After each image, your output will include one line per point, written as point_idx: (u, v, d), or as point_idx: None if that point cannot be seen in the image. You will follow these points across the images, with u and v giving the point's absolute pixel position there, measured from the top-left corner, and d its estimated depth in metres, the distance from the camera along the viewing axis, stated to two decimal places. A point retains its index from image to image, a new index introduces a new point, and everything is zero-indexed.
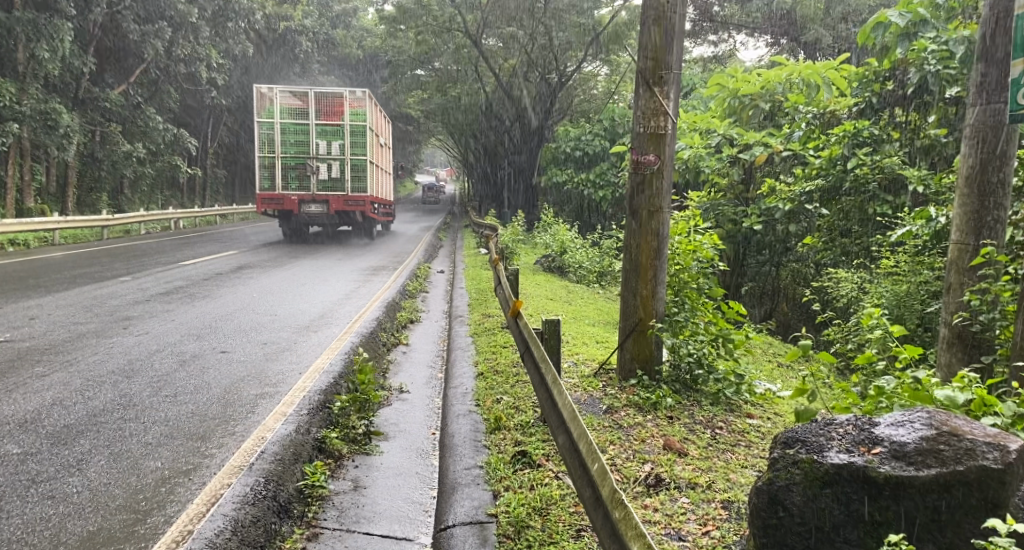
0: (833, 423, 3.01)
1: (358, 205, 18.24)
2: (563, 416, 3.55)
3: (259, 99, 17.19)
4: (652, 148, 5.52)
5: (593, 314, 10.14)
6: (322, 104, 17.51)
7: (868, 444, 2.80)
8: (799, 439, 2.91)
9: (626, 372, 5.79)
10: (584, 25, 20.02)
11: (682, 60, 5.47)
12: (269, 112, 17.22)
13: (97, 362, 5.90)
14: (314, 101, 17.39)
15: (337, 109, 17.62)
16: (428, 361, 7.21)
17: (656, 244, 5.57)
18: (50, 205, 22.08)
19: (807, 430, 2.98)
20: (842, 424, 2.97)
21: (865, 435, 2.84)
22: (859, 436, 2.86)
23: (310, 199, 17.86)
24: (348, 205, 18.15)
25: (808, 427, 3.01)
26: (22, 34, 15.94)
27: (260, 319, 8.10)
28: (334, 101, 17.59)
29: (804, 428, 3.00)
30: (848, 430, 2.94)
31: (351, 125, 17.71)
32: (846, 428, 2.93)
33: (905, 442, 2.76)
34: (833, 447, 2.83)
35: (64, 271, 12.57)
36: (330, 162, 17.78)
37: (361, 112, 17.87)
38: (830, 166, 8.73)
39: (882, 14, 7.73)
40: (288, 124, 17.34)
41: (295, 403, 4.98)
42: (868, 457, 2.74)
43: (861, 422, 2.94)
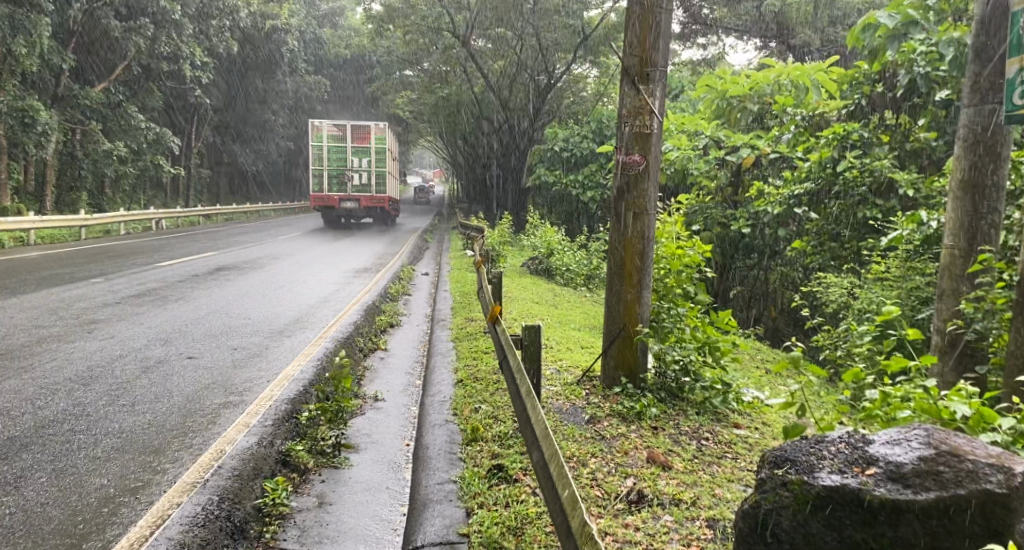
0: (824, 441, 2.80)
1: (380, 203, 23.46)
2: (538, 431, 3.33)
3: (310, 129, 22.37)
4: (637, 148, 5.31)
5: (580, 318, 9.91)
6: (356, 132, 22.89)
7: (861, 464, 2.61)
8: (789, 458, 2.72)
9: (609, 380, 5.57)
10: (573, 27, 20.00)
11: (669, 56, 5.26)
12: (318, 138, 22.38)
13: (54, 369, 5.63)
14: (350, 131, 22.78)
15: (365, 136, 22.97)
16: (406, 367, 6.96)
17: (641, 247, 5.37)
18: (27, 204, 21.62)
19: (796, 448, 2.78)
20: (834, 442, 2.78)
21: (859, 455, 2.65)
22: (853, 455, 2.67)
23: (347, 198, 23.11)
24: (374, 202, 23.41)
25: (798, 444, 2.82)
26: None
27: (233, 323, 7.84)
28: (365, 131, 22.98)
29: (794, 446, 2.81)
30: (841, 448, 2.74)
31: (376, 147, 22.99)
32: (838, 446, 2.74)
33: (901, 463, 2.56)
34: (825, 467, 2.63)
35: (36, 272, 12.24)
36: (361, 173, 23.06)
37: (382, 137, 23.08)
38: (820, 169, 8.57)
39: (870, 15, 7.25)
40: (331, 146, 22.53)
41: (260, 413, 4.74)
42: (862, 479, 2.54)
43: (853, 440, 2.74)
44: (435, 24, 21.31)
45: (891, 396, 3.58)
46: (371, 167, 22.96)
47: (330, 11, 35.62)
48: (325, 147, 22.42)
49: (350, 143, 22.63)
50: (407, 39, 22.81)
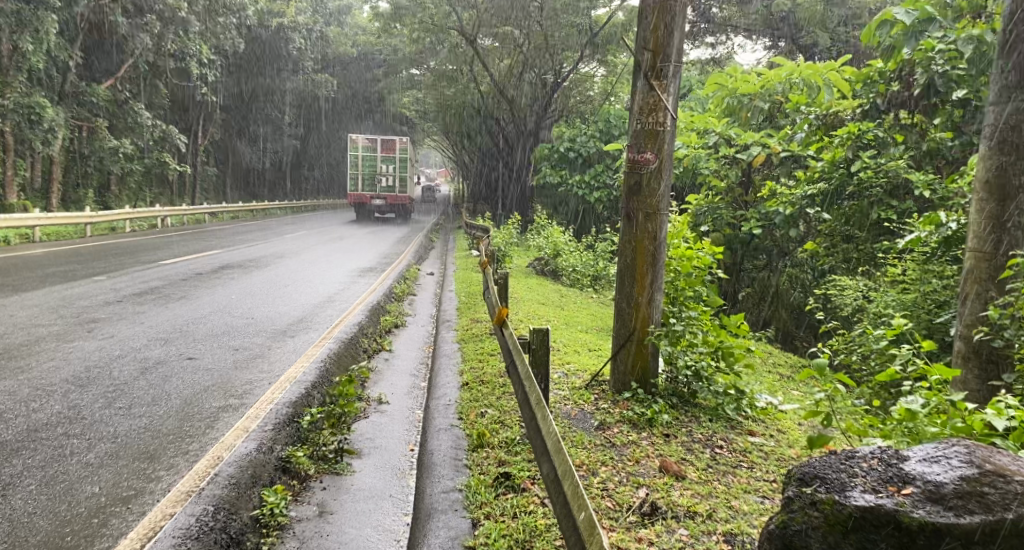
0: (855, 456, 2.81)
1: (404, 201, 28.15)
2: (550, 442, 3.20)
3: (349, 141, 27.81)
4: (649, 146, 5.17)
5: (586, 320, 9.75)
6: (384, 144, 28.31)
7: (897, 484, 2.63)
8: (818, 477, 2.76)
9: (619, 385, 5.42)
10: (579, 26, 19.64)
11: (683, 51, 5.11)
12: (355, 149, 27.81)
13: (51, 369, 5.52)
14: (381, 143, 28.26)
15: (392, 146, 28.44)
16: (411, 369, 6.82)
17: (652, 248, 5.22)
18: (34, 201, 21.54)
19: (824, 465, 2.81)
20: (865, 457, 2.79)
21: (894, 473, 2.68)
22: (888, 473, 2.69)
23: (377, 197, 27.92)
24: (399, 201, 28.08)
25: (827, 461, 2.83)
26: (4, 26, 15.44)
27: (235, 323, 7.72)
28: (391, 143, 28.48)
29: (822, 463, 2.83)
30: (874, 464, 2.75)
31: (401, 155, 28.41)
32: (870, 462, 2.76)
33: (941, 483, 2.58)
34: (857, 487, 2.66)
35: (39, 269, 12.13)
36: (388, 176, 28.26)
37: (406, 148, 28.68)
38: (833, 169, 8.37)
39: (887, 13, 7.25)
40: (365, 155, 27.91)
41: (261, 417, 4.60)
42: (899, 499, 2.57)
43: (887, 457, 2.76)
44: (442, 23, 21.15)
45: (918, 411, 3.40)
46: (398, 172, 28.17)
47: (337, 9, 35.48)
48: (360, 155, 27.87)
49: (380, 152, 28.04)
50: (414, 37, 22.69)
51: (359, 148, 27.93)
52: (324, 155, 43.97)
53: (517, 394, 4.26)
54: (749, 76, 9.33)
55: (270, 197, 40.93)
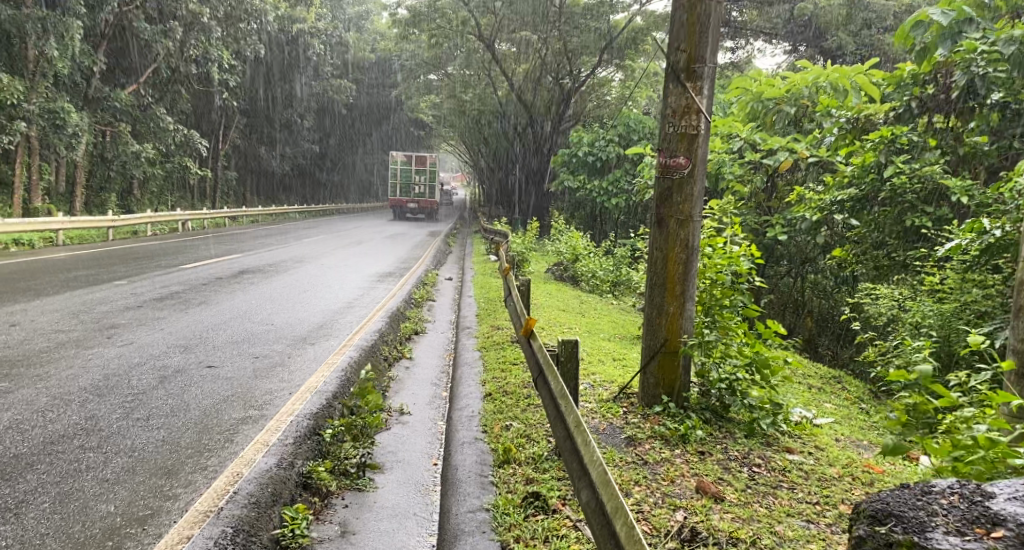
0: (932, 493, 2.79)
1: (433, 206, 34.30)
2: (592, 465, 3.07)
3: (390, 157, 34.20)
4: (682, 150, 5.00)
5: (609, 328, 9.57)
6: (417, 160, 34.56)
7: (985, 525, 2.57)
8: (894, 515, 2.74)
9: (648, 398, 5.23)
10: (600, 30, 19.52)
11: (717, 52, 4.94)
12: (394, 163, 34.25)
13: (70, 377, 5.42)
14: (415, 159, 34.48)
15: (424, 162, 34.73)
16: (432, 378, 6.67)
17: (684, 256, 5.05)
18: (57, 205, 21.63)
19: (901, 502, 2.79)
20: (944, 494, 2.76)
21: (980, 514, 2.61)
22: (972, 514, 2.63)
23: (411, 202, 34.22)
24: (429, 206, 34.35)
25: (902, 497, 2.81)
26: (29, 31, 15.52)
27: (255, 329, 7.61)
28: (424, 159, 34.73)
29: (897, 500, 2.80)
30: (954, 502, 2.71)
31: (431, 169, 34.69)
32: (950, 499, 2.72)
33: None
34: (938, 527, 2.61)
35: (62, 273, 12.14)
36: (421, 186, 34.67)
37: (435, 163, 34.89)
38: (863, 173, 8.10)
39: (923, 11, 6.97)
40: (402, 168, 34.32)
41: (280, 430, 4.45)
42: (989, 543, 2.49)
43: (968, 494, 2.72)
44: (461, 28, 21.11)
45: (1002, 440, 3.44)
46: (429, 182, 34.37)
47: (356, 14, 35.58)
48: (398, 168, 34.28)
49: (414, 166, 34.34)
50: (432, 43, 22.66)
51: (398, 162, 34.30)
52: (343, 159, 44.14)
53: (550, 410, 4.09)
54: (776, 79, 9.11)
55: (289, 201, 41.04)
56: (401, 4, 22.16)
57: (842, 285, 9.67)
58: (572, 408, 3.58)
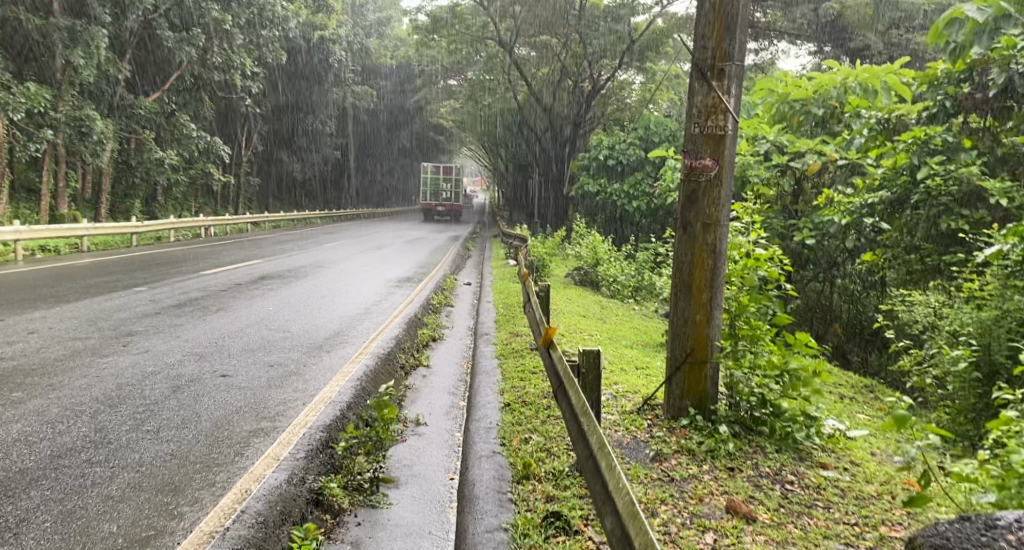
0: (996, 528, 2.90)
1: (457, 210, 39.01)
2: (619, 492, 2.90)
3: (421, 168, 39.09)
4: (708, 152, 4.83)
5: (630, 335, 9.33)
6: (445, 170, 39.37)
7: None
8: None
9: (675, 410, 5.03)
10: (619, 33, 19.26)
11: (745, 49, 4.78)
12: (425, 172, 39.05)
13: (83, 387, 5.32)
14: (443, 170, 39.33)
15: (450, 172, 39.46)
16: (449, 386, 6.50)
17: (712, 262, 4.87)
18: (83, 211, 21.82)
19: (965, 538, 2.89)
20: (1006, 530, 2.88)
21: None
22: None
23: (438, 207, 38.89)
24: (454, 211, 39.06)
25: (964, 532, 2.93)
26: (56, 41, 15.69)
27: (272, 337, 7.52)
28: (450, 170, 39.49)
29: (959, 535, 2.92)
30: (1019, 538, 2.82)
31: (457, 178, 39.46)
32: (1014, 535, 2.83)
33: None
34: None
35: (83, 280, 12.16)
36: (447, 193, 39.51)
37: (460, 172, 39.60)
38: (894, 175, 7.91)
39: (957, 8, 6.59)
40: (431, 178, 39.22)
41: (292, 443, 4.32)
42: None
43: None
44: (480, 34, 21.08)
45: None
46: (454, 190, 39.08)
47: (377, 20, 35.72)
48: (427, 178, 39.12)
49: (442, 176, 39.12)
50: (452, 48, 22.69)
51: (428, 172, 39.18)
52: (364, 165, 44.27)
53: (571, 424, 3.92)
54: (802, 80, 8.99)
55: (312, 207, 41.19)
56: (421, 10, 22.12)
57: (875, 291, 9.38)
58: (595, 426, 3.41)
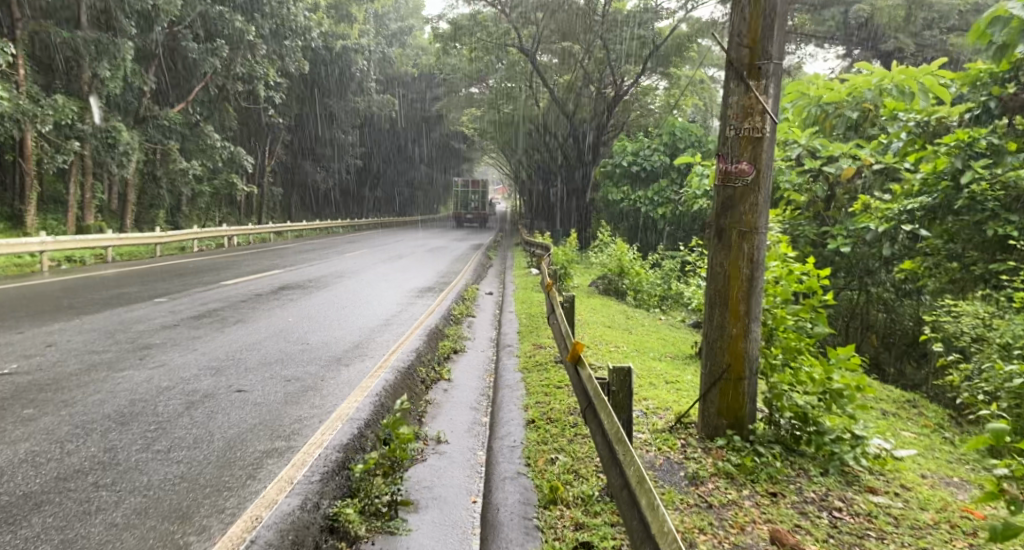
0: None
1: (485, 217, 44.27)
2: (664, 537, 2.71)
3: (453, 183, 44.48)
4: (745, 155, 4.61)
5: (657, 346, 9.02)
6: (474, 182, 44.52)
7: None
8: None
9: (710, 430, 4.77)
10: (644, 38, 18.89)
11: (784, 48, 4.57)
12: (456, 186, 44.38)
13: (96, 404, 5.17)
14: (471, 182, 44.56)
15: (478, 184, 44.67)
16: (470, 401, 6.26)
17: (748, 272, 4.64)
18: (109, 222, 21.96)
19: None
20: None
21: None
22: None
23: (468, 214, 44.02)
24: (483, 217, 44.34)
25: None
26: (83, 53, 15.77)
27: (290, 350, 7.32)
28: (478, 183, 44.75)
29: None
30: None
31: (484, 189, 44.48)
32: None
33: None
34: None
35: (105, 291, 12.11)
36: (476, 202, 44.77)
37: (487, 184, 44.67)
38: (935, 180, 7.46)
39: (1002, 5, 6.16)
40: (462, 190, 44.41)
41: (308, 465, 4.14)
42: None
43: None
44: (501, 41, 21.04)
45: None
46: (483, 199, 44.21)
47: (398, 31, 35.91)
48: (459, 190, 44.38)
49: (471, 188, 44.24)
50: (472, 56, 22.63)
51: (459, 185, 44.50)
52: (386, 174, 44.34)
53: (603, 450, 3.73)
54: (834, 83, 8.63)
55: (334, 216, 41.24)
56: (442, 17, 21.95)
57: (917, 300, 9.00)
58: (633, 456, 3.22)
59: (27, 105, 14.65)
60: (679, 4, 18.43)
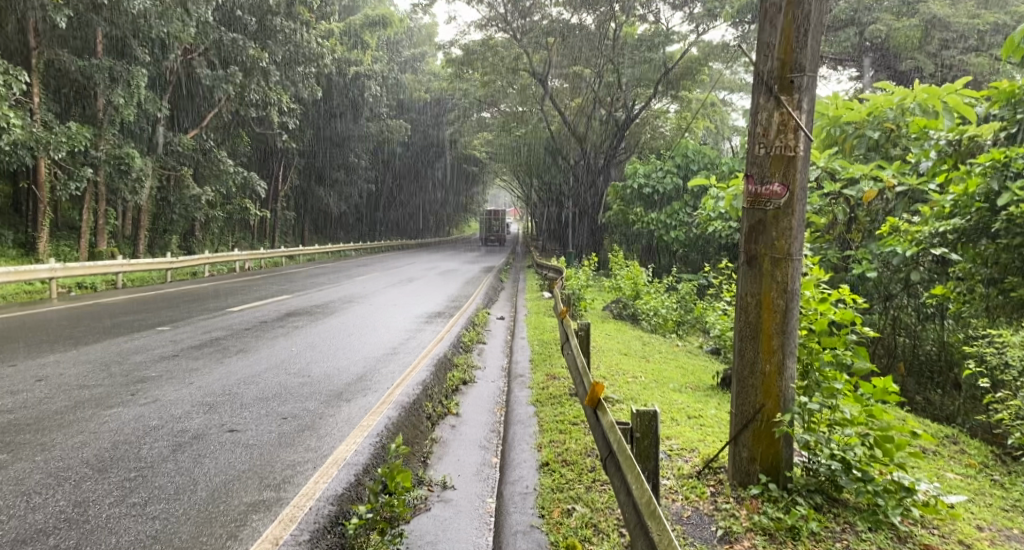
0: None
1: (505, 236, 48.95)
2: None
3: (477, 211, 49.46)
4: (777, 175, 4.24)
5: (675, 376, 8.51)
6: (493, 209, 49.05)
7: None
8: None
9: (742, 476, 4.36)
10: (654, 61, 18.64)
11: (819, 59, 4.20)
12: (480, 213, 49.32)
13: (75, 447, 4.77)
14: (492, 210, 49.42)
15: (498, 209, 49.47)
16: (480, 438, 5.84)
17: (782, 303, 4.25)
18: (122, 249, 21.78)
19: None
20: None
21: None
22: None
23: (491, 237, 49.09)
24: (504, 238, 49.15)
25: None
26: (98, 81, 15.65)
27: (289, 383, 6.93)
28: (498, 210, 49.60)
29: None
30: None
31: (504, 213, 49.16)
32: None
33: None
34: None
35: (109, 319, 11.75)
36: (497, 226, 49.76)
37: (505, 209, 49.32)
38: (967, 201, 6.79)
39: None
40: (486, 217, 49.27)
41: (295, 525, 3.85)
42: None
43: None
44: (513, 65, 20.84)
45: None
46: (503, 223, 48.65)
47: (411, 57, 36.01)
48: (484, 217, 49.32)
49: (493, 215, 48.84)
50: (485, 80, 22.29)
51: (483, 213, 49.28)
52: (398, 196, 44.20)
53: (629, 516, 3.40)
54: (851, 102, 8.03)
55: (346, 239, 40.95)
56: (454, 43, 21.74)
57: (946, 325, 8.53)
58: (667, 533, 2.98)
59: (41, 132, 14.44)
60: (692, 27, 18.13)
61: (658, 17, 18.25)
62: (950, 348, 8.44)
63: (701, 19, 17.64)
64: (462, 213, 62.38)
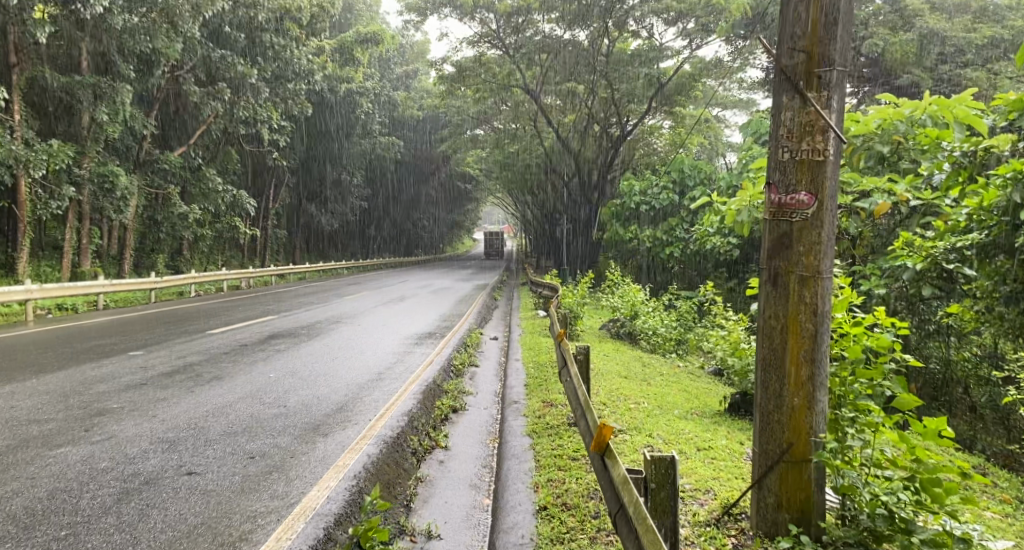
0: None
1: None
2: None
3: None
4: (803, 183, 3.73)
5: (681, 401, 7.90)
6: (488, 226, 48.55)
7: None
8: None
9: (769, 527, 3.82)
10: (649, 76, 18.07)
11: (850, 52, 3.70)
12: None
13: (7, 497, 4.22)
14: None
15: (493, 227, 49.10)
16: (469, 476, 5.27)
17: (811, 327, 3.72)
18: (105, 269, 21.12)
19: None
20: None
21: None
22: None
23: None
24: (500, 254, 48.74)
25: None
26: (81, 98, 15.10)
27: (262, 414, 6.37)
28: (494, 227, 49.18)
29: None
30: None
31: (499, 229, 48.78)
32: None
33: None
34: None
35: (82, 343, 11.12)
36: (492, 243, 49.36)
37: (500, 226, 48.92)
38: (983, 216, 5.91)
39: None
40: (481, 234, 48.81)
41: None
42: None
43: None
44: (507, 81, 20.16)
45: None
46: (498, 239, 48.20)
47: (403, 74, 35.59)
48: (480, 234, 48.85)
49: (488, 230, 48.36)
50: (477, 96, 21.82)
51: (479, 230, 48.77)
52: (391, 214, 43.70)
53: None
54: (857, 113, 6.80)
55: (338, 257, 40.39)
56: (446, 59, 21.26)
57: (950, 342, 7.73)
58: None
59: (20, 150, 13.82)
60: (686, 42, 17.71)
61: (651, 32, 17.80)
62: (955, 369, 7.71)
63: (694, 34, 17.19)
64: (455, 230, 61.87)
